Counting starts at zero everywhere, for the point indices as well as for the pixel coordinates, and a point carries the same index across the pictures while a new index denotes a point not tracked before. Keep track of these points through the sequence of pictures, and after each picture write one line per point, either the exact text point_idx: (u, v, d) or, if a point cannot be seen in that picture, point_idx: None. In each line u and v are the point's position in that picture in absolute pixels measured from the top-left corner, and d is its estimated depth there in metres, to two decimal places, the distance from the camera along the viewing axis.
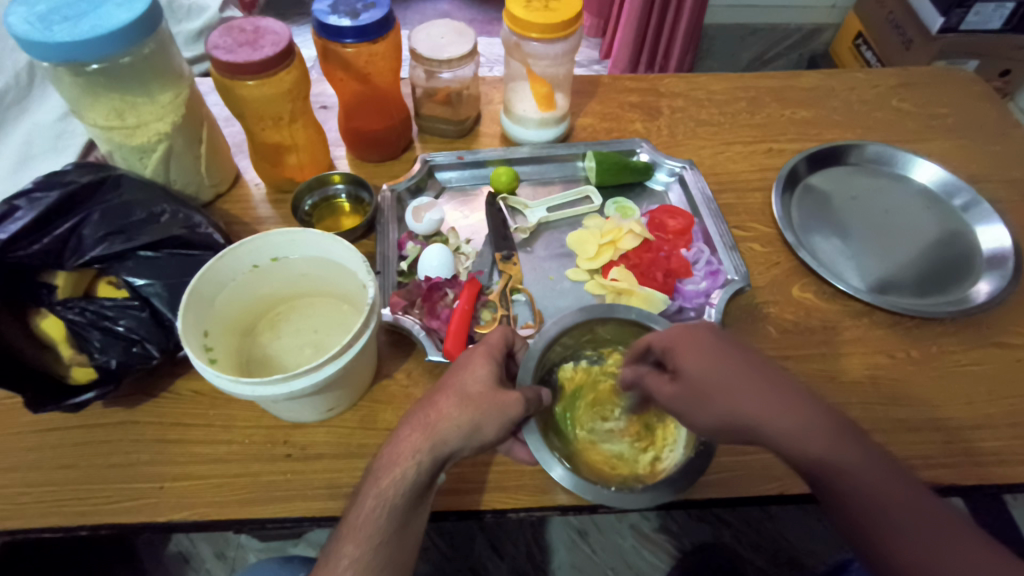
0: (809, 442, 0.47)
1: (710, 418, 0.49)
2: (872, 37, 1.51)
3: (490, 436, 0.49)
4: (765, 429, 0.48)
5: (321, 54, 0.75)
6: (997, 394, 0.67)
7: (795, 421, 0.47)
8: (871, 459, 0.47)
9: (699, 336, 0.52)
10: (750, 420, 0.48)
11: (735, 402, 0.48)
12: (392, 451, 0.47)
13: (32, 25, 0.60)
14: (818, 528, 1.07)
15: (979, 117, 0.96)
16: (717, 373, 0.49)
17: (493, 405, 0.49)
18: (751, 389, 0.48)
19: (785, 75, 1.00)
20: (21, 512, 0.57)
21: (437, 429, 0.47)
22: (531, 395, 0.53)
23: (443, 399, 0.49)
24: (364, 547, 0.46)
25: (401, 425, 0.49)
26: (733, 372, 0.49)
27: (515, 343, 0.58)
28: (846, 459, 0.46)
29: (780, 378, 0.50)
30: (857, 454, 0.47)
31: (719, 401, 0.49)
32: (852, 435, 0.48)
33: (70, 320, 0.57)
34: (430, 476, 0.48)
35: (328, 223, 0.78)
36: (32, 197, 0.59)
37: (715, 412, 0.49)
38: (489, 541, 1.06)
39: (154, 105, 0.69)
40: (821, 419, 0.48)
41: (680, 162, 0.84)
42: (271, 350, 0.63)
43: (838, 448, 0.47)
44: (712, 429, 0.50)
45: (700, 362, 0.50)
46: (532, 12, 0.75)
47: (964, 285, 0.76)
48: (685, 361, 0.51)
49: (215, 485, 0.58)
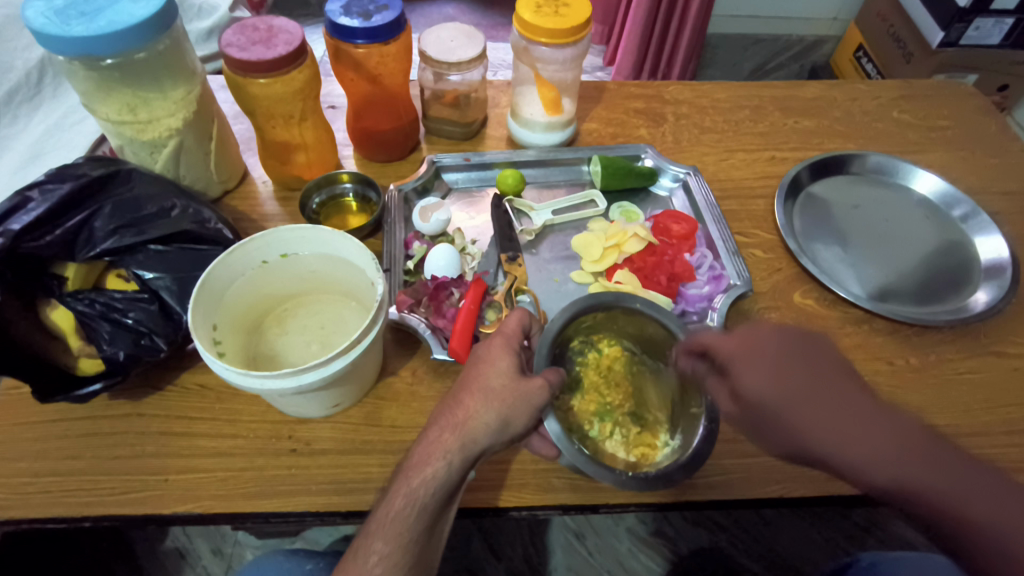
0: (885, 464, 0.45)
1: (786, 441, 0.48)
2: (872, 49, 1.53)
3: (519, 430, 0.50)
4: (837, 454, 0.46)
5: (333, 54, 0.76)
6: (995, 402, 0.68)
7: (863, 445, 0.45)
8: (959, 476, 0.45)
9: (760, 349, 0.50)
10: (821, 445, 0.46)
11: (805, 423, 0.47)
12: (423, 451, 0.48)
13: (50, 19, 0.60)
14: (812, 534, 1.08)
15: (978, 130, 0.98)
16: (778, 391, 0.48)
17: (518, 398, 0.49)
18: (821, 411, 0.47)
19: (787, 85, 1.02)
20: (26, 501, 0.57)
21: (467, 428, 0.48)
22: (554, 380, 0.53)
23: (469, 397, 0.49)
24: (393, 544, 0.46)
25: (430, 426, 0.49)
26: (801, 396, 0.47)
27: (531, 328, 0.58)
28: (916, 477, 0.44)
29: (846, 397, 0.48)
30: (936, 471, 0.44)
31: (786, 424, 0.47)
32: (929, 445, 0.46)
33: (79, 311, 0.57)
34: (460, 475, 0.48)
35: (335, 222, 0.78)
36: (45, 188, 0.59)
37: (788, 436, 0.48)
38: (487, 542, 1.06)
39: (166, 101, 0.69)
40: (891, 439, 0.46)
41: (685, 168, 0.85)
42: (279, 346, 0.64)
43: (918, 471, 0.44)
44: (786, 451, 0.48)
45: (764, 379, 0.49)
46: (542, 16, 0.76)
47: (963, 295, 0.77)
48: (746, 378, 0.49)
49: (220, 479, 0.59)
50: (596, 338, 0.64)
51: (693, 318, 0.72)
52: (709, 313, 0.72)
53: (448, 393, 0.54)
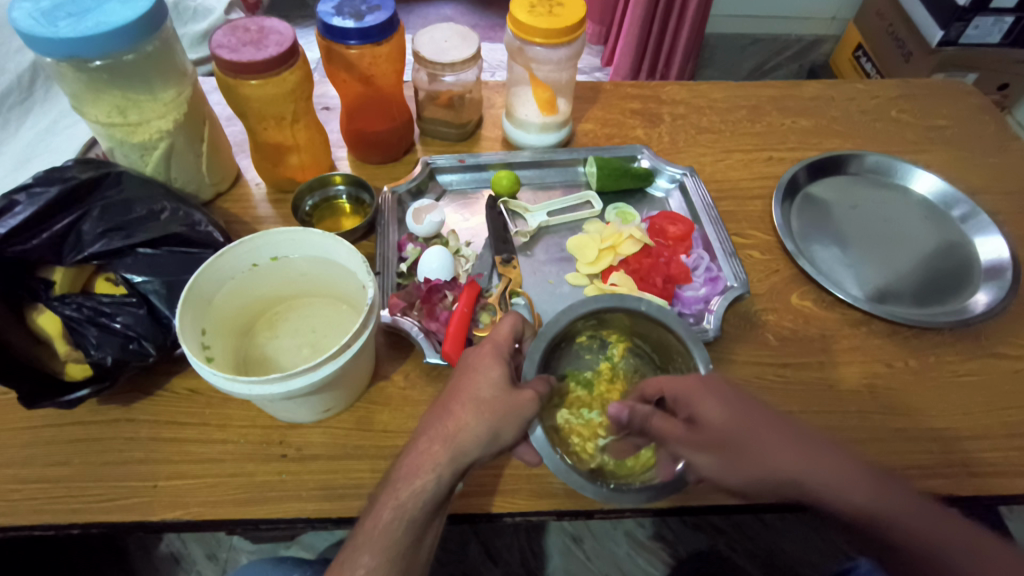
0: (851, 493, 0.45)
1: (752, 476, 0.46)
2: (871, 49, 1.52)
3: (509, 441, 0.49)
4: (807, 483, 0.45)
5: (325, 55, 0.75)
6: (995, 405, 0.67)
7: (829, 471, 0.46)
8: (919, 504, 0.46)
9: (712, 384, 0.50)
10: (788, 475, 0.46)
11: (774, 451, 0.46)
12: (412, 462, 0.47)
13: (37, 21, 0.60)
14: (812, 537, 1.07)
15: (978, 129, 0.97)
16: (738, 420, 0.47)
17: (509, 410, 0.49)
18: (785, 439, 0.47)
19: (786, 85, 1.01)
20: (13, 509, 0.56)
21: (457, 440, 0.47)
22: (544, 390, 0.52)
23: (459, 407, 0.49)
24: (381, 558, 0.45)
25: (419, 436, 0.49)
26: (763, 424, 0.47)
27: (524, 333, 0.57)
28: (881, 502, 0.45)
29: (802, 430, 0.48)
30: (895, 498, 0.46)
31: (753, 453, 0.46)
32: (884, 477, 0.47)
33: (67, 315, 0.56)
34: (450, 486, 0.48)
35: (329, 224, 0.78)
36: (31, 192, 0.58)
37: (754, 466, 0.46)
38: (484, 547, 1.05)
39: (156, 103, 0.68)
40: (853, 467, 0.47)
41: (681, 168, 0.84)
42: (269, 350, 0.63)
43: (877, 495, 0.46)
44: (747, 486, 0.46)
45: (722, 410, 0.48)
46: (536, 16, 0.75)
47: (962, 296, 0.76)
48: (704, 408, 0.48)
49: (209, 485, 0.58)
50: (606, 334, 0.62)
51: (690, 320, 0.71)
52: (705, 315, 0.71)
53: (437, 400, 0.53)
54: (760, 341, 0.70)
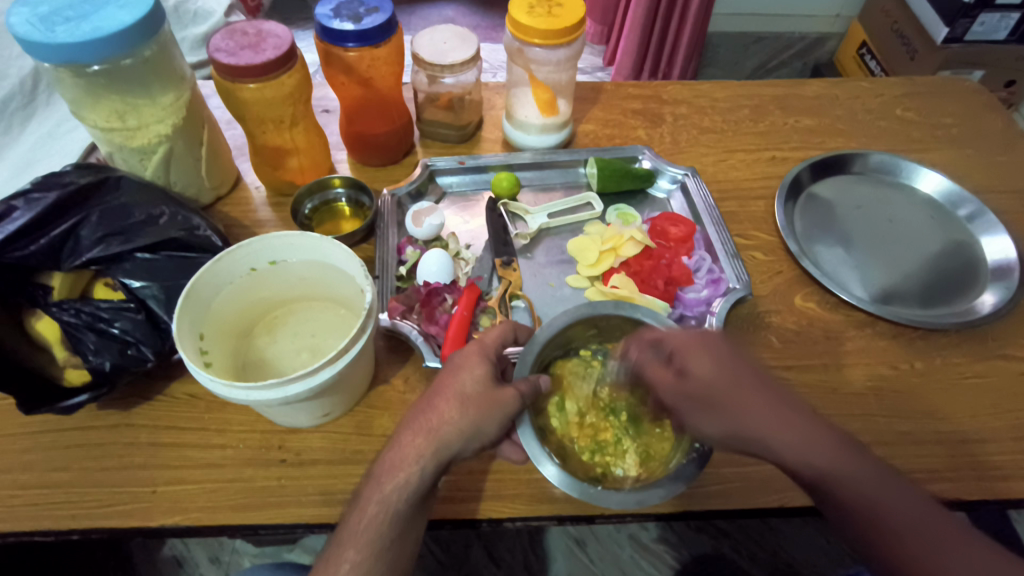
0: (813, 458, 0.47)
1: (724, 429, 0.48)
2: (876, 46, 1.51)
3: (491, 436, 0.49)
4: (774, 442, 0.47)
5: (324, 58, 0.75)
6: (1003, 407, 0.66)
7: (800, 436, 0.47)
8: (887, 481, 0.46)
9: (708, 342, 0.51)
10: (758, 434, 0.48)
11: (747, 408, 0.48)
12: (394, 457, 0.47)
13: (34, 26, 0.60)
14: (818, 540, 1.06)
15: (985, 127, 0.95)
16: (723, 376, 0.49)
17: (491, 405, 0.48)
18: (764, 399, 0.48)
19: (789, 83, 1.00)
20: (11, 515, 0.56)
21: (440, 433, 0.47)
22: (528, 390, 0.51)
23: (443, 402, 0.48)
24: (365, 553, 0.45)
25: (403, 429, 0.48)
26: (746, 380, 0.49)
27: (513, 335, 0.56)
28: (846, 473, 0.46)
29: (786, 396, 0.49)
30: (863, 471, 0.47)
31: (727, 410, 0.48)
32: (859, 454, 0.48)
33: (65, 321, 0.57)
34: (433, 480, 0.47)
35: (328, 227, 0.78)
36: (30, 197, 0.58)
37: (728, 421, 0.48)
38: (486, 550, 1.05)
39: (155, 107, 0.68)
40: (827, 437, 0.48)
41: (682, 168, 0.83)
42: (268, 354, 0.63)
43: (843, 463, 0.47)
44: (719, 438, 0.49)
45: (710, 366, 0.49)
46: (536, 17, 0.75)
47: (968, 297, 0.75)
48: (692, 363, 0.50)
49: (209, 490, 0.58)
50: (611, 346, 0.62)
51: (691, 322, 0.71)
52: (707, 317, 0.70)
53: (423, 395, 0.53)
54: (763, 344, 0.70)
